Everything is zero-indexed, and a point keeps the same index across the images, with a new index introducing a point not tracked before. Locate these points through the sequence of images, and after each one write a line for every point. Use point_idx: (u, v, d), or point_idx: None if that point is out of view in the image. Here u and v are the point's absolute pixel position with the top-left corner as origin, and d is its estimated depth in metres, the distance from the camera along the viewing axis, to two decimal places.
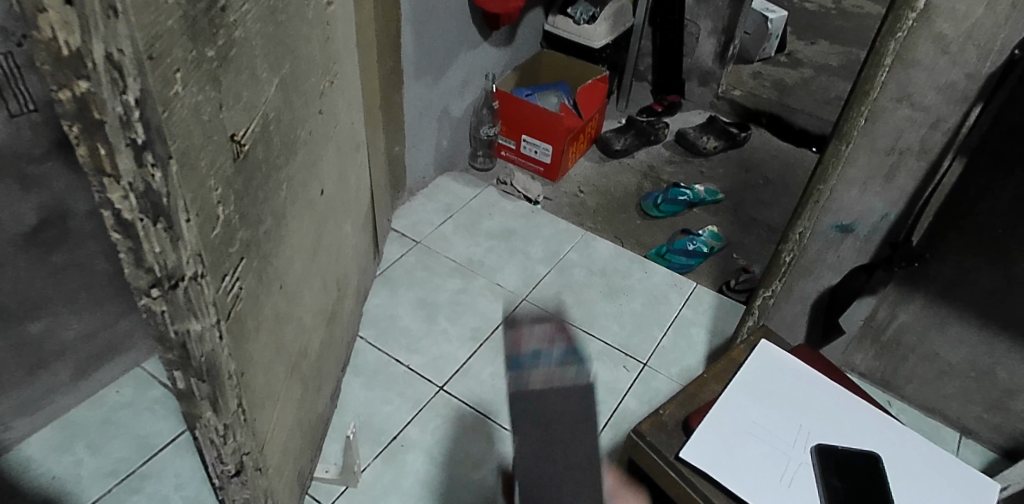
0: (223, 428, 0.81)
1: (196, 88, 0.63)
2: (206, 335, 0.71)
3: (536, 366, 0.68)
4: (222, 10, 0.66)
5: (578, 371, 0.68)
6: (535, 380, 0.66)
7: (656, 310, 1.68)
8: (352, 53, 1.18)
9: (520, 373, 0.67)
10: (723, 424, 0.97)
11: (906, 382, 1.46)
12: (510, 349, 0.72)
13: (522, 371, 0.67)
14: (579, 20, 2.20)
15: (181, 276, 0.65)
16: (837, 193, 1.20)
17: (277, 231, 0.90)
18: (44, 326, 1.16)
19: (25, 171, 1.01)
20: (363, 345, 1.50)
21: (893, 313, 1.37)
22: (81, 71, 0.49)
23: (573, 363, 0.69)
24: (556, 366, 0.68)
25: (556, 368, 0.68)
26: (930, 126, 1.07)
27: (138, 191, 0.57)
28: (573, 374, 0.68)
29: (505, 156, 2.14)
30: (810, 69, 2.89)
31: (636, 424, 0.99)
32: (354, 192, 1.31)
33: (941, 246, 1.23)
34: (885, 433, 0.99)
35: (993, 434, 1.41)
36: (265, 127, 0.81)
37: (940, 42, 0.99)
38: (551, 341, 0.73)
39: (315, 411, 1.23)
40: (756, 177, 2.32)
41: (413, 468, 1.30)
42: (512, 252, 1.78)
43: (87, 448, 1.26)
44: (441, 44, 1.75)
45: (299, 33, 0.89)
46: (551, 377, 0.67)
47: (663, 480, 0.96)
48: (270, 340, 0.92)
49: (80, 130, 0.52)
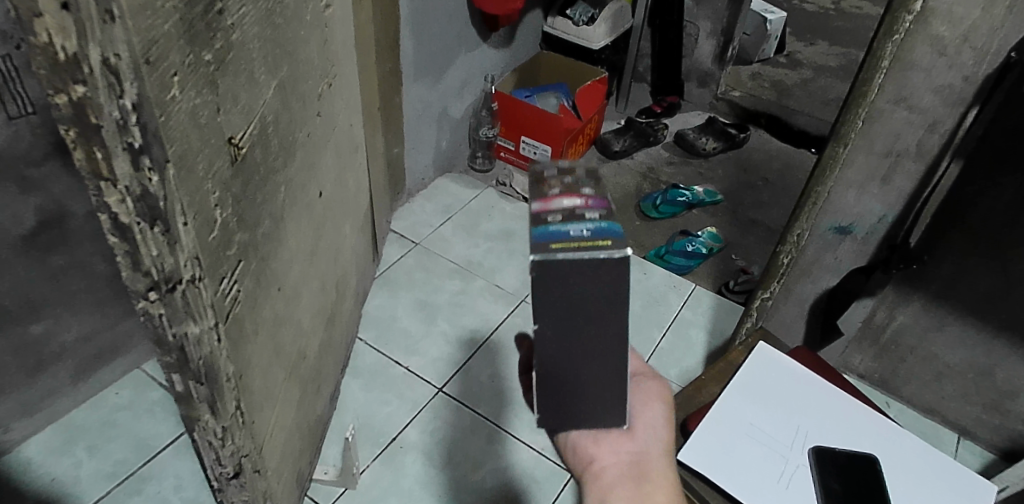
0: (221, 430, 0.81)
1: (193, 91, 0.63)
2: (204, 338, 0.72)
3: (565, 236, 0.52)
4: (219, 13, 0.66)
5: (614, 249, 0.53)
6: (558, 259, 0.52)
7: (655, 311, 1.68)
8: (350, 55, 1.19)
9: (543, 244, 0.52)
10: (721, 425, 0.97)
11: (904, 383, 1.46)
12: (539, 209, 0.53)
13: (549, 237, 0.52)
14: (578, 22, 2.21)
15: (179, 280, 0.66)
16: (835, 195, 1.20)
17: (275, 233, 0.90)
18: (44, 328, 1.16)
19: (24, 173, 1.01)
20: (362, 347, 1.50)
21: (891, 314, 1.37)
22: (77, 75, 0.49)
23: (607, 239, 0.52)
24: (587, 238, 0.53)
25: (586, 245, 0.52)
26: (927, 128, 1.07)
27: (134, 195, 0.57)
28: (603, 251, 0.52)
29: (505, 157, 2.14)
30: (809, 69, 2.89)
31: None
32: (353, 194, 1.31)
33: (939, 247, 1.23)
34: (884, 435, 0.99)
35: (992, 435, 1.41)
36: (263, 130, 0.81)
37: (937, 44, 0.99)
38: (588, 202, 0.53)
39: (314, 412, 1.23)
40: (755, 178, 2.32)
41: (411, 470, 1.30)
42: (512, 253, 1.78)
43: (87, 450, 1.26)
44: (440, 46, 1.75)
45: (297, 36, 0.89)
46: (580, 258, 0.52)
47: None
48: (268, 342, 0.93)
49: (76, 134, 0.52)
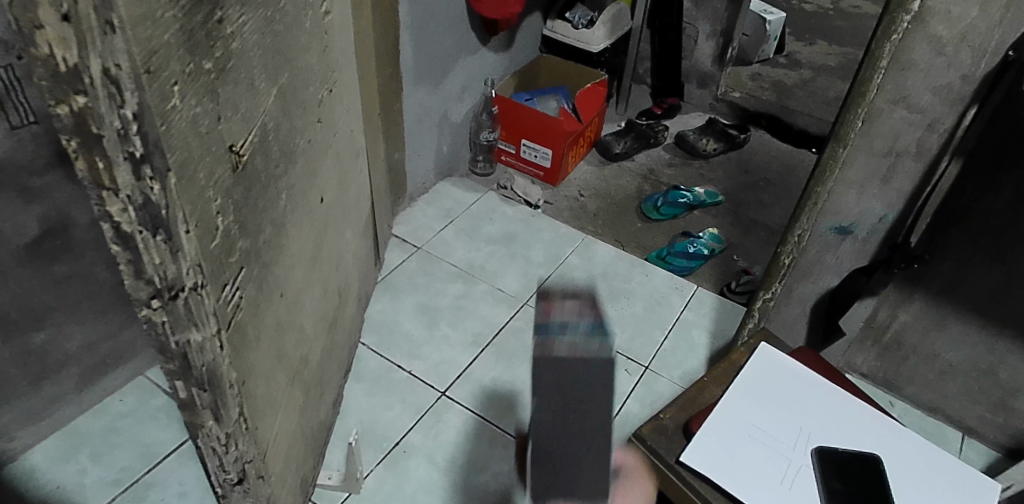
0: (224, 437, 0.81)
1: (194, 100, 0.63)
2: (207, 345, 0.72)
3: (565, 329, 0.60)
4: (219, 23, 0.66)
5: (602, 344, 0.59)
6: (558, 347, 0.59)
7: (657, 312, 1.68)
8: (350, 61, 1.19)
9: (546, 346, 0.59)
10: (723, 427, 0.97)
11: (908, 382, 1.46)
12: (542, 309, 0.61)
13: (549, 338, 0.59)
14: (578, 24, 2.21)
15: (181, 288, 0.66)
16: (835, 195, 1.20)
17: (278, 240, 0.91)
18: (47, 336, 1.17)
19: (27, 183, 1.01)
20: (364, 352, 1.51)
21: (893, 313, 1.37)
22: (78, 86, 0.49)
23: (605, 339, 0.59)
24: (583, 336, 0.60)
25: (580, 341, 0.60)
26: (926, 127, 1.07)
27: (137, 204, 0.57)
28: (596, 348, 0.59)
29: (505, 161, 2.14)
30: (809, 69, 2.89)
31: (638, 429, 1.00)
32: (354, 199, 1.32)
33: (940, 247, 1.23)
34: (887, 435, 0.99)
35: (997, 434, 1.40)
36: (264, 137, 0.81)
37: (935, 43, 0.99)
38: (588, 304, 0.61)
39: (317, 418, 1.23)
40: (757, 179, 2.33)
41: (415, 474, 1.30)
42: (513, 256, 1.78)
43: (91, 457, 1.26)
44: (440, 50, 1.75)
45: (297, 43, 0.89)
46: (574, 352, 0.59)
47: (667, 484, 0.96)
48: (271, 348, 0.93)
49: (77, 145, 0.52)
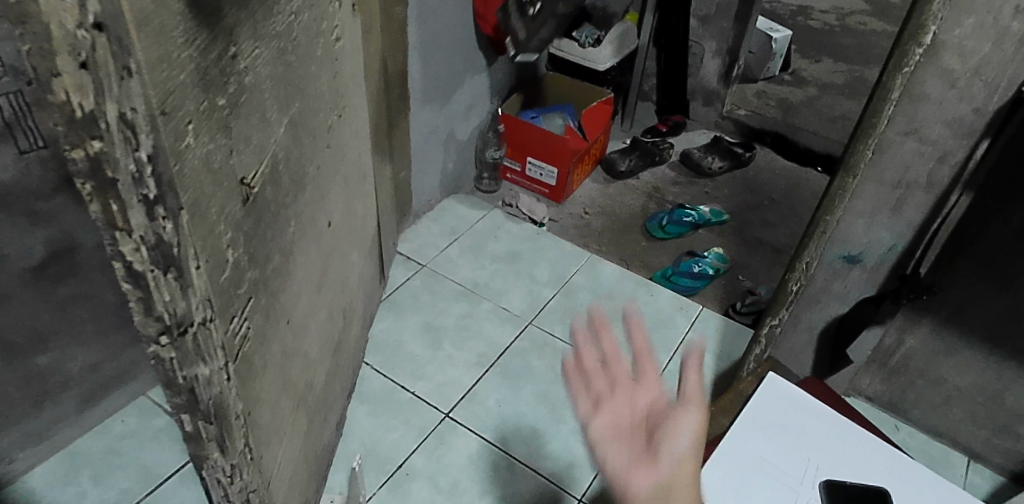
0: (230, 468, 0.80)
1: (207, 137, 0.63)
2: (213, 379, 0.71)
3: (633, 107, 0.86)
4: (232, 58, 0.66)
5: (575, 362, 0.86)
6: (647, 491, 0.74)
7: (661, 334, 1.67)
8: (360, 84, 1.19)
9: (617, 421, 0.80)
10: (690, 438, 0.78)
11: (913, 406, 1.45)
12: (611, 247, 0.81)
13: None
14: (584, 43, 2.17)
15: (190, 323, 0.65)
16: (843, 224, 1.20)
17: (286, 267, 0.91)
18: (51, 358, 1.16)
19: (35, 206, 1.01)
20: (368, 372, 1.50)
21: (900, 338, 1.37)
22: (94, 131, 0.48)
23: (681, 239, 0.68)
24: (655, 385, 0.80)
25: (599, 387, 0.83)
26: (937, 159, 1.07)
27: (149, 243, 0.56)
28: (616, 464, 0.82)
29: (510, 178, 2.17)
30: (814, 87, 2.89)
31: (576, 408, 0.84)
32: (361, 221, 1.32)
33: (949, 275, 1.23)
34: (896, 467, 0.98)
35: (1004, 459, 1.39)
36: (274, 167, 0.81)
37: (948, 76, 1.00)
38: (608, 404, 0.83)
39: (320, 441, 1.22)
40: (761, 198, 2.33)
41: (418, 497, 1.30)
42: (518, 275, 1.78)
43: (91, 478, 1.25)
44: (448, 69, 1.76)
45: (308, 71, 0.89)
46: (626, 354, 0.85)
47: None
48: (277, 376, 0.93)
49: (92, 188, 0.51)
